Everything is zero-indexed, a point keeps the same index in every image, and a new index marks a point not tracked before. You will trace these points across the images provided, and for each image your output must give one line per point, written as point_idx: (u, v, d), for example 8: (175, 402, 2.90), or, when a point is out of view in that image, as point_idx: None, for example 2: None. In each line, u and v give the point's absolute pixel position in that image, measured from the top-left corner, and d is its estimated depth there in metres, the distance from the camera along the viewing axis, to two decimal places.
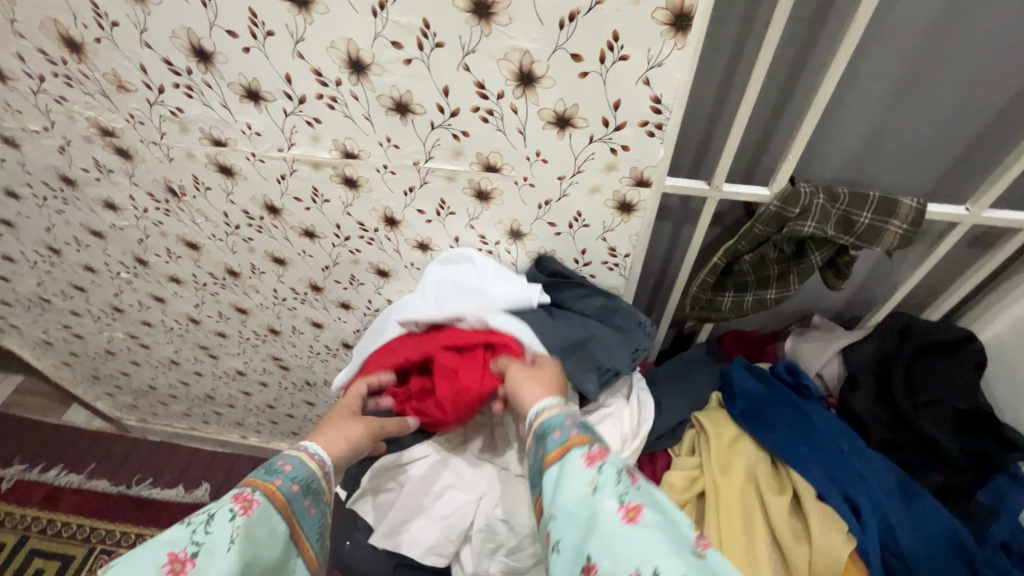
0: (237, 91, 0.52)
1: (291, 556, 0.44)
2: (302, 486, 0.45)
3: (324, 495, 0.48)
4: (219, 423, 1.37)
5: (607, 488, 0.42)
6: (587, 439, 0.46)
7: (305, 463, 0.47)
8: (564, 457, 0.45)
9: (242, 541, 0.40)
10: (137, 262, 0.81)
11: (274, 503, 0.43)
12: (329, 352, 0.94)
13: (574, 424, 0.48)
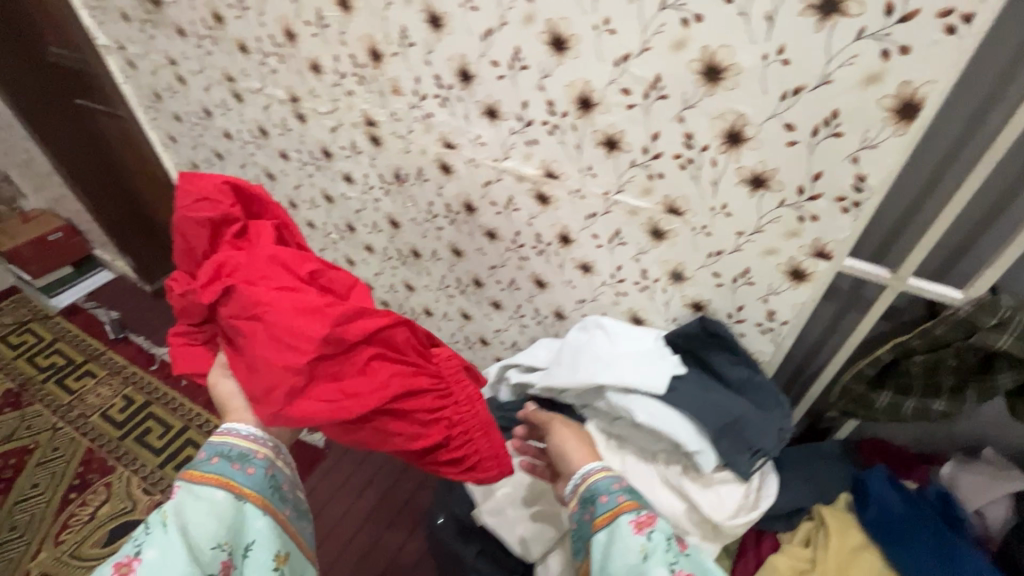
0: (481, 108, 0.64)
1: (243, 511, 0.54)
2: (219, 457, 0.57)
3: (254, 455, 0.58)
4: None
5: (658, 556, 0.48)
6: (635, 505, 0.53)
7: (220, 442, 0.58)
8: (614, 522, 0.52)
9: (176, 517, 0.51)
10: (347, 228, 0.99)
11: (195, 483, 0.54)
12: (466, 343, 1.05)
13: (620, 489, 0.54)
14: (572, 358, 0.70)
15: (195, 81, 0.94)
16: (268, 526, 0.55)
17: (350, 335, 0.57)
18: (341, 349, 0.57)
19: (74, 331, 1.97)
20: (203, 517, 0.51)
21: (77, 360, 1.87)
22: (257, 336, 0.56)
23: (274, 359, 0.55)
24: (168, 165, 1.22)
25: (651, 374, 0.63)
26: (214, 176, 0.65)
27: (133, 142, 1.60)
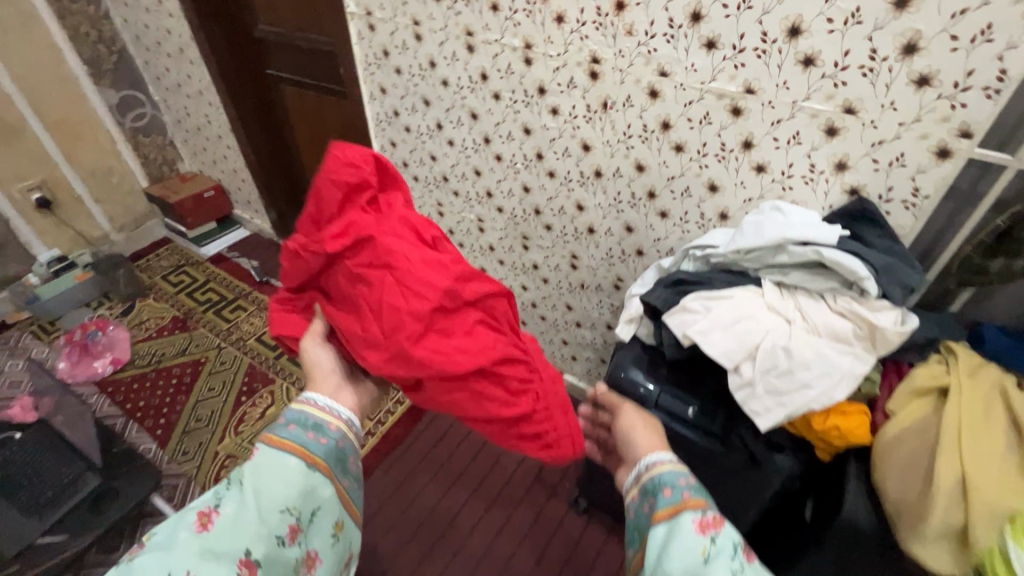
0: (702, 41, 0.90)
1: (308, 473, 0.78)
2: (297, 425, 0.82)
3: (321, 433, 0.82)
4: None
5: (718, 550, 0.65)
6: (701, 506, 0.70)
7: (299, 422, 0.83)
8: (680, 514, 0.70)
9: (250, 480, 0.74)
10: (536, 156, 1.26)
11: (271, 450, 0.77)
12: (622, 256, 1.29)
13: (685, 486, 0.73)
14: (753, 229, 0.94)
15: (432, 38, 1.23)
16: (323, 485, 0.79)
17: (461, 297, 0.85)
18: (455, 305, 0.85)
19: (223, 275, 2.28)
20: (275, 478, 0.74)
21: (229, 297, 2.18)
22: (384, 288, 0.83)
23: (398, 302, 0.82)
24: (369, 116, 1.51)
25: (825, 230, 0.87)
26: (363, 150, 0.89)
27: (309, 107, 1.88)
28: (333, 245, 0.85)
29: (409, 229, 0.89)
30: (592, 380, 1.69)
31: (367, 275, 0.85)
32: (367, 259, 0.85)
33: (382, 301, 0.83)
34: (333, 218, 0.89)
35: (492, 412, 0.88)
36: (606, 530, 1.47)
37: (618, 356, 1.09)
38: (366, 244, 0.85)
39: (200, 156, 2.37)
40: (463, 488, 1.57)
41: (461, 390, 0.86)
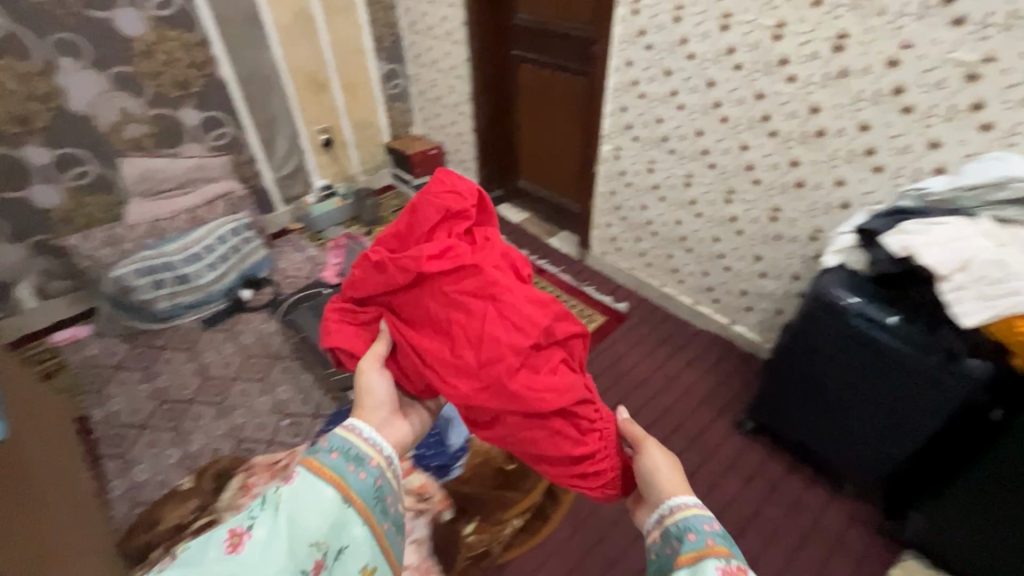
0: (952, 19, 1.13)
1: (347, 504, 0.75)
2: (338, 454, 0.80)
3: (365, 460, 0.81)
4: (661, 266, 2.11)
5: None
6: (724, 555, 0.67)
7: (345, 441, 0.82)
8: (700, 561, 0.67)
9: (286, 506, 0.72)
10: (762, 119, 1.54)
11: (312, 471, 0.76)
12: (825, 209, 1.52)
13: (714, 531, 0.71)
14: (974, 173, 1.15)
15: (690, 19, 1.56)
16: (359, 523, 0.75)
17: (552, 336, 0.89)
18: (545, 340, 0.89)
19: None
20: (309, 508, 0.72)
21: None
22: (481, 315, 0.89)
23: (490, 339, 0.87)
24: (610, 84, 1.87)
25: None
26: (468, 185, 0.99)
27: (541, 82, 2.30)
28: (432, 265, 0.91)
29: (502, 263, 0.95)
30: (762, 330, 1.90)
31: (450, 301, 0.92)
32: (468, 285, 0.91)
33: (484, 330, 0.88)
34: (426, 237, 0.96)
35: (560, 458, 0.91)
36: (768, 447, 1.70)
37: (825, 277, 1.34)
38: (471, 270, 0.91)
39: (431, 120, 2.92)
40: (642, 391, 1.86)
41: (532, 428, 0.90)
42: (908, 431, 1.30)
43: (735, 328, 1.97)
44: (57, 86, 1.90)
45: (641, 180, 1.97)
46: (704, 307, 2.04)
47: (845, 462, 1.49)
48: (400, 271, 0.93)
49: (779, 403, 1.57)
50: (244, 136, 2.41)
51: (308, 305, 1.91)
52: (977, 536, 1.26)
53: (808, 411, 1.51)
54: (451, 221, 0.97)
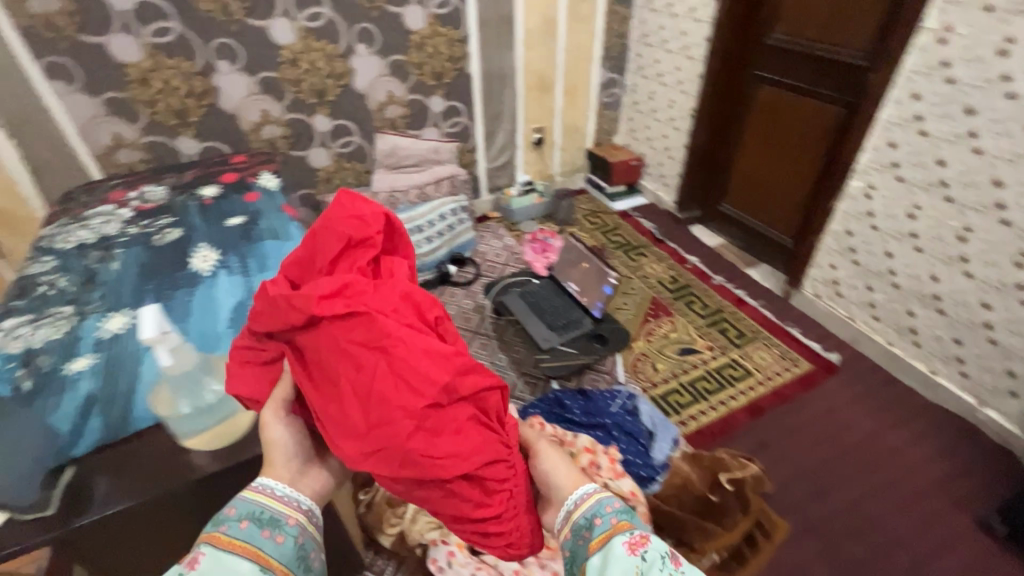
0: None
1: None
2: (250, 521, 0.70)
3: (278, 519, 0.72)
4: (893, 325, 1.89)
5: (652, 561, 0.68)
6: (625, 527, 0.74)
7: (250, 505, 0.72)
8: (609, 542, 0.74)
9: None
10: None
11: (218, 546, 0.66)
12: None
13: (613, 511, 0.78)
14: None
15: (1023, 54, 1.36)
16: None
17: (456, 390, 0.71)
18: (445, 401, 0.71)
19: (628, 226, 2.78)
20: None
21: (634, 243, 2.65)
22: (355, 388, 0.71)
23: (387, 395, 0.69)
24: (883, 117, 1.71)
25: None
26: (377, 206, 0.87)
27: (780, 108, 2.19)
28: (314, 303, 0.72)
29: (408, 299, 0.78)
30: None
31: (351, 346, 0.72)
32: (358, 335, 0.72)
33: (372, 388, 0.70)
34: (328, 270, 0.81)
35: (477, 496, 0.73)
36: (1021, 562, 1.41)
37: None
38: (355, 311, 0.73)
39: (637, 131, 2.91)
40: (852, 459, 1.66)
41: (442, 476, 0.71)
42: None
43: (980, 412, 1.69)
44: (350, 67, 2.20)
45: (894, 225, 1.78)
46: (942, 378, 1.78)
47: None
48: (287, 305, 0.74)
49: None
50: (473, 126, 2.61)
51: (517, 292, 1.97)
52: None
53: None
54: (352, 248, 0.82)
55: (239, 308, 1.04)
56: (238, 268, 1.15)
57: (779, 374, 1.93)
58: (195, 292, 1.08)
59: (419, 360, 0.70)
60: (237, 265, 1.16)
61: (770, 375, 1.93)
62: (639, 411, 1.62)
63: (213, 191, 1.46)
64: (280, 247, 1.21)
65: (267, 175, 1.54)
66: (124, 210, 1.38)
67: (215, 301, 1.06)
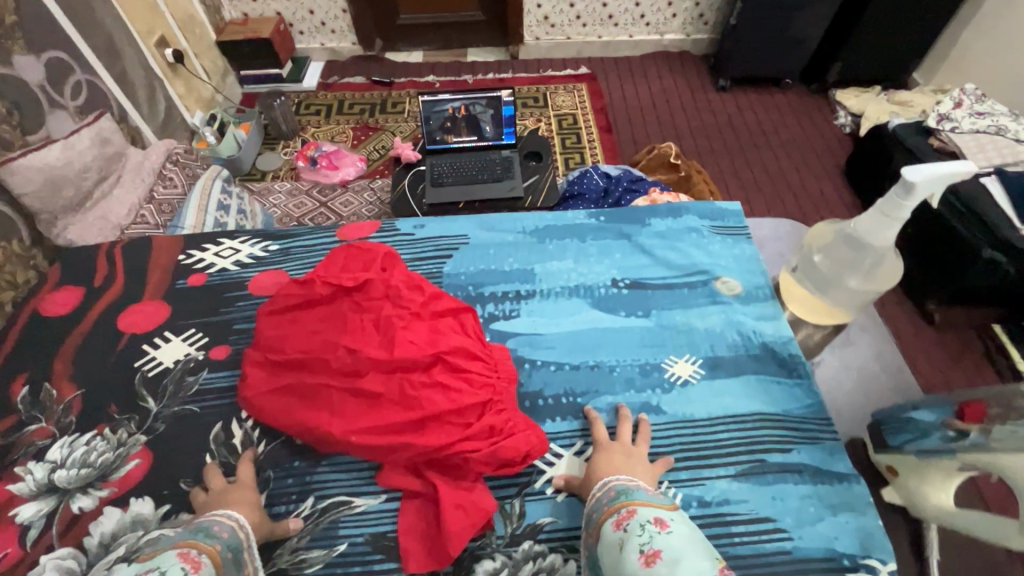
0: None
1: None
2: (228, 550, 0.65)
3: (243, 559, 0.67)
4: (597, 23, 2.45)
5: (633, 543, 0.60)
6: (618, 510, 0.67)
7: (234, 532, 0.68)
8: (604, 530, 0.66)
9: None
10: None
11: (211, 561, 0.61)
12: None
13: (609, 497, 0.71)
14: None
15: None
16: None
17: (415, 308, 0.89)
18: (421, 356, 0.82)
19: (347, 93, 2.38)
20: None
21: (374, 101, 2.35)
22: (350, 331, 0.85)
23: (374, 314, 0.87)
24: None
25: None
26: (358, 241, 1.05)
27: None
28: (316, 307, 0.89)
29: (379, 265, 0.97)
30: (685, 29, 2.48)
31: (335, 293, 0.89)
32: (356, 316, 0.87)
33: (362, 345, 0.82)
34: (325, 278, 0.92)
35: (457, 423, 0.80)
36: (744, 92, 2.40)
37: None
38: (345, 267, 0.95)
39: None
40: (663, 108, 2.32)
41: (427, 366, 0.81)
42: (813, 19, 2.14)
43: (666, 39, 2.51)
44: None
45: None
46: (637, 35, 2.50)
47: (790, 67, 2.31)
48: (276, 299, 0.91)
49: (745, 54, 2.26)
50: (99, 78, 1.59)
51: (430, 184, 1.70)
52: (865, 62, 2.23)
53: (766, 49, 2.25)
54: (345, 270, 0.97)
55: (608, 304, 1.01)
56: (510, 302, 1.01)
57: (584, 102, 2.31)
58: (549, 357, 0.95)
59: (395, 325, 0.84)
60: (505, 303, 1.01)
61: (581, 106, 2.30)
62: (612, 172, 1.77)
63: (189, 341, 0.97)
64: (488, 254, 1.08)
65: (201, 253, 1.09)
66: (112, 513, 0.78)
67: (588, 332, 0.97)
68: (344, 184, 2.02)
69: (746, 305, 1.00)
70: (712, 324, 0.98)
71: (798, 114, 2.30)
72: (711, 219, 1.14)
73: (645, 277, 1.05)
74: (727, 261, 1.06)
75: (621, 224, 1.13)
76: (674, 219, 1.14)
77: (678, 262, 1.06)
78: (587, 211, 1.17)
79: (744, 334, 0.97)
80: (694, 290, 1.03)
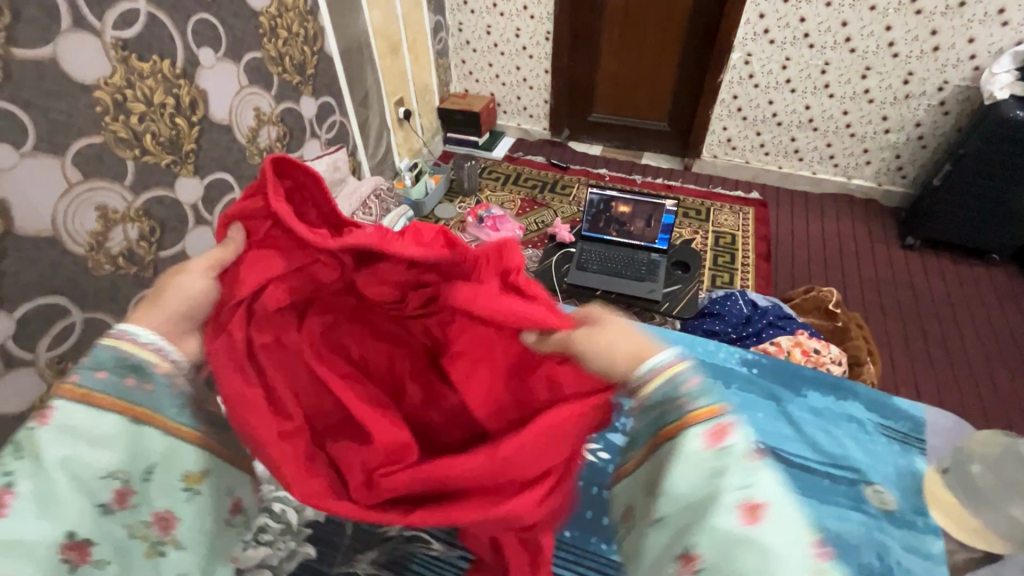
0: None
1: (143, 426, 0.53)
2: (109, 371, 0.52)
3: (157, 365, 0.55)
4: (781, 153, 2.44)
5: (729, 482, 0.45)
6: (705, 410, 0.49)
7: (123, 351, 0.54)
8: (679, 430, 0.49)
9: (43, 449, 0.47)
10: (896, 19, 1.94)
11: (78, 400, 0.50)
12: (950, 64, 1.97)
13: (684, 380, 0.51)
14: None
15: None
16: (164, 436, 0.55)
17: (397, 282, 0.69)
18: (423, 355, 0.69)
19: (526, 168, 2.67)
20: (77, 446, 0.49)
21: (549, 180, 2.60)
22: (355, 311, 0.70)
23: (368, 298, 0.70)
24: None
25: None
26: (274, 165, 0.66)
27: (638, 20, 2.32)
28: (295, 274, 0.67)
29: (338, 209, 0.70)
30: (878, 178, 2.36)
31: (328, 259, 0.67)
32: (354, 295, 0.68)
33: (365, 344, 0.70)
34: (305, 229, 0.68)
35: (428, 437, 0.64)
36: (935, 256, 2.16)
37: (1007, 107, 1.80)
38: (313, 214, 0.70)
39: (478, 72, 2.74)
40: (837, 252, 2.19)
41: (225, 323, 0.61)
42: None
43: (853, 183, 2.40)
44: (200, 89, 1.38)
45: (771, 78, 2.24)
46: (822, 173, 2.43)
47: (1002, 240, 2.05)
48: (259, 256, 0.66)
49: (948, 214, 2.06)
50: (348, 122, 2.02)
51: (577, 266, 1.81)
52: None
53: (976, 217, 2.03)
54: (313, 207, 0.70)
55: None
56: None
57: (748, 226, 2.29)
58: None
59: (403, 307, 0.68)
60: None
61: (744, 228, 2.28)
62: (760, 302, 1.70)
63: None
64: None
65: None
66: None
67: None
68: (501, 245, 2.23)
69: (898, 527, 0.82)
70: (847, 531, 0.81)
71: (1004, 299, 2.00)
72: (880, 412, 0.98)
73: (783, 447, 0.92)
74: (887, 467, 0.89)
75: (773, 382, 1.02)
76: (837, 399, 0.99)
77: (827, 447, 0.92)
78: (743, 354, 1.09)
79: (886, 561, 0.78)
80: (836, 484, 0.87)
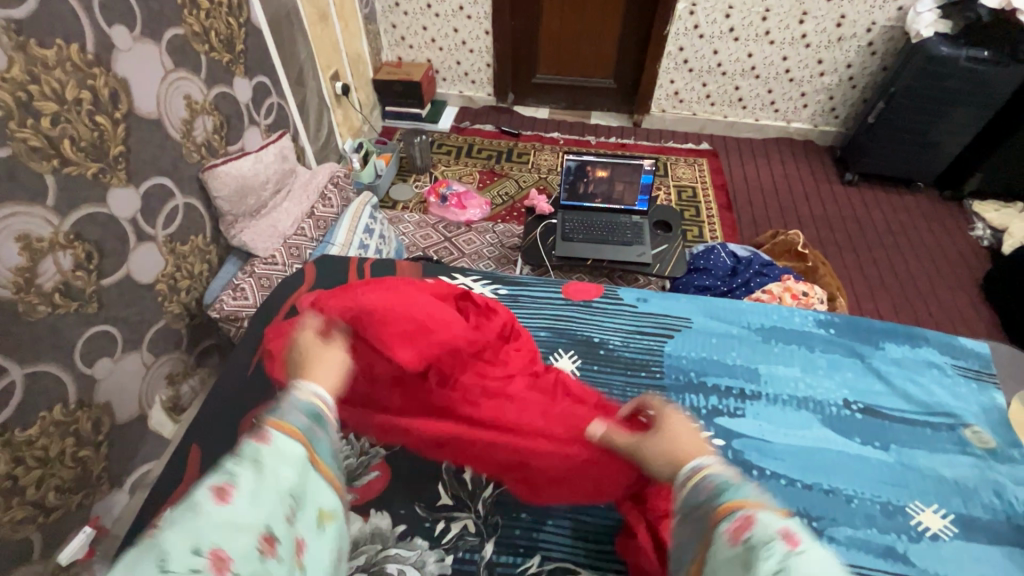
0: None
1: (314, 470, 0.52)
2: (314, 423, 0.55)
3: (328, 419, 0.58)
4: (726, 102, 2.50)
5: (762, 564, 0.43)
6: (729, 510, 0.50)
7: (309, 402, 0.57)
8: (716, 525, 0.50)
9: (265, 464, 0.48)
10: None
11: (283, 430, 0.52)
12: (878, 5, 2.08)
13: (706, 484, 0.55)
14: None
15: None
16: (328, 489, 0.53)
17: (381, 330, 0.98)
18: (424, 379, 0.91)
19: (477, 139, 2.54)
20: (284, 468, 0.49)
21: (502, 149, 2.49)
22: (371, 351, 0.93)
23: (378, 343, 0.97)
24: None
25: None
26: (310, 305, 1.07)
27: None
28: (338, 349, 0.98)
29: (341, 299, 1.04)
30: (813, 120, 2.50)
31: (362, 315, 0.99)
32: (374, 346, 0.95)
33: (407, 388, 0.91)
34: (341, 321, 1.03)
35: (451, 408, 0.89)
36: (872, 189, 2.35)
37: (933, 44, 1.93)
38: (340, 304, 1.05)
39: (410, 36, 2.53)
40: (802, 198, 2.29)
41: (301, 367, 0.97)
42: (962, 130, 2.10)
43: (793, 126, 2.53)
44: (119, 78, 1.14)
45: (716, 28, 2.25)
46: (764, 119, 2.53)
47: (930, 169, 2.24)
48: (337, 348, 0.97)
49: (881, 151, 2.23)
50: (286, 104, 1.78)
51: (561, 237, 1.76)
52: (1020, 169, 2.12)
53: (908, 153, 2.21)
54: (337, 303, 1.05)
55: (840, 419, 0.99)
56: (734, 400, 1.01)
57: (705, 177, 2.35)
58: (778, 469, 0.92)
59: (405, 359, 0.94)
60: (728, 400, 1.01)
61: (702, 179, 2.34)
62: (740, 253, 1.76)
63: None
64: (711, 342, 1.10)
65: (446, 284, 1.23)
66: (354, 520, 0.85)
67: (819, 450, 0.94)
68: (468, 223, 2.12)
69: (1000, 463, 0.95)
70: (961, 476, 0.93)
71: (932, 222, 2.21)
72: (953, 354, 1.11)
73: (880, 404, 1.02)
74: (972, 407, 1.02)
75: (853, 340, 1.12)
76: (912, 347, 1.12)
77: (919, 397, 1.03)
78: (816, 316, 1.17)
79: (1003, 498, 0.90)
80: (938, 432, 0.98)
